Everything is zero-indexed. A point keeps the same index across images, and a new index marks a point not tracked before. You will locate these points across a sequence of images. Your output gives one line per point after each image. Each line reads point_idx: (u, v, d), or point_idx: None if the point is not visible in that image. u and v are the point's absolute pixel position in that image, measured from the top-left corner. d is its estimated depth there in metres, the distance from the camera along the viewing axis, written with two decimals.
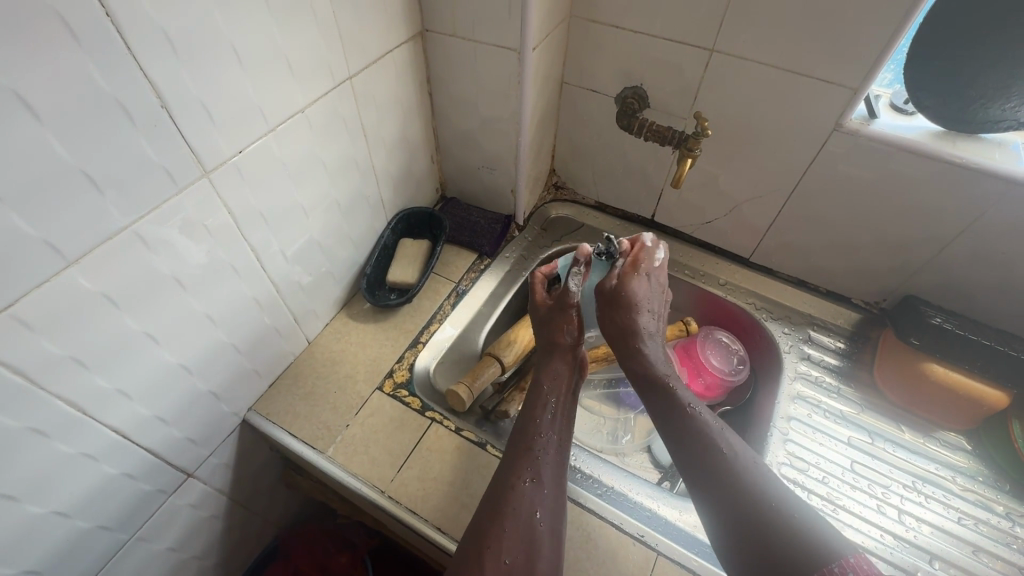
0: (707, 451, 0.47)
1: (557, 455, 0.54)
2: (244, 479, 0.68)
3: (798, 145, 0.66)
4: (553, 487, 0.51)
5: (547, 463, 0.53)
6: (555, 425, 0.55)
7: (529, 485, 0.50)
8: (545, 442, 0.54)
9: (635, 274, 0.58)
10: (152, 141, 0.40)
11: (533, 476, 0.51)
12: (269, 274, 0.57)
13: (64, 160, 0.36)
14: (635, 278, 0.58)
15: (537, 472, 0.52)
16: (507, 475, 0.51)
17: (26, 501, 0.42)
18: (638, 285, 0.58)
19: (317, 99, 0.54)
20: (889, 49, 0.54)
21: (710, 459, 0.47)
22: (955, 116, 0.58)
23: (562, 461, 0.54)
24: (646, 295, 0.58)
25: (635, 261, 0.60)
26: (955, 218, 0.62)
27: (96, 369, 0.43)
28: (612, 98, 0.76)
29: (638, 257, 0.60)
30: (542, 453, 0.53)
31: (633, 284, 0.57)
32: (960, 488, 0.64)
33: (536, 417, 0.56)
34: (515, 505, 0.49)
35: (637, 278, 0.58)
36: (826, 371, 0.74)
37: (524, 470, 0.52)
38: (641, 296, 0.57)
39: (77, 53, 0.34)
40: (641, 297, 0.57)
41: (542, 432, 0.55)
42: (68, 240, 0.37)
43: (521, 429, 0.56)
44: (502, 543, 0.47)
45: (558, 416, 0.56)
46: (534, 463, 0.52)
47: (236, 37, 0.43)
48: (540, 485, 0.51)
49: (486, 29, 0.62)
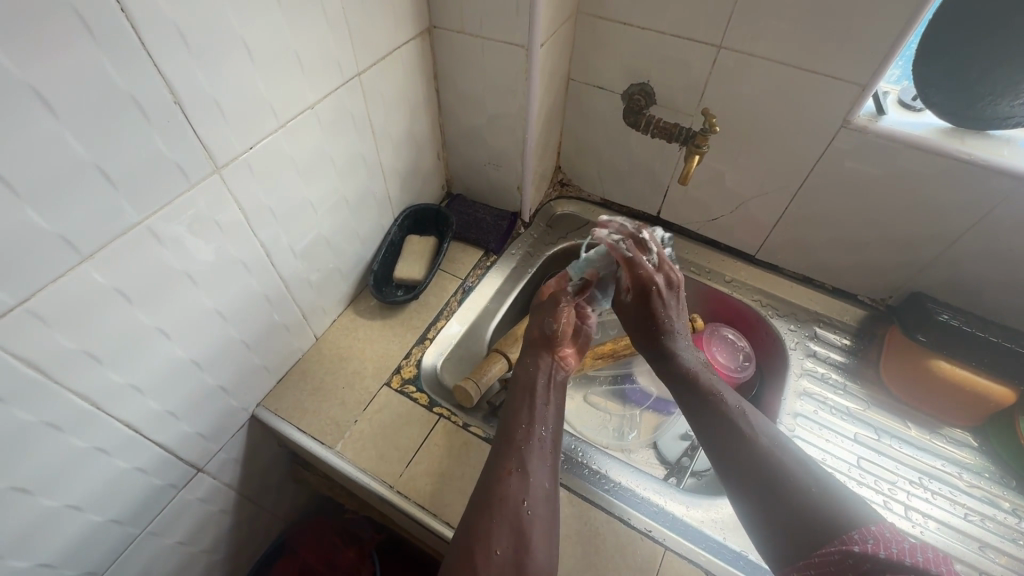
0: (730, 427, 0.51)
1: (543, 443, 0.54)
2: (253, 474, 0.68)
3: (807, 141, 0.66)
4: (539, 476, 0.51)
5: (533, 452, 0.53)
6: (544, 416, 0.56)
7: (513, 475, 0.50)
8: (529, 433, 0.54)
9: (648, 299, 0.59)
10: (165, 137, 0.40)
11: (517, 466, 0.51)
12: (278, 269, 0.57)
13: (79, 156, 0.36)
14: (651, 302, 0.59)
15: (522, 462, 0.52)
16: (494, 466, 0.51)
17: (41, 494, 0.43)
18: (656, 304, 0.59)
19: (326, 95, 0.54)
20: (897, 47, 0.54)
21: (731, 434, 0.51)
22: (962, 113, 0.58)
23: (549, 450, 0.54)
24: (665, 311, 0.59)
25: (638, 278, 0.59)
26: (963, 214, 0.62)
27: (109, 364, 0.43)
28: (619, 96, 0.76)
29: (639, 279, 0.59)
30: (524, 444, 0.53)
31: (649, 309, 0.60)
32: (967, 485, 0.64)
33: (521, 410, 0.56)
34: (501, 495, 0.49)
35: (651, 301, 0.59)
36: (832, 368, 0.75)
37: (510, 461, 0.52)
38: (664, 317, 0.59)
39: (93, 49, 0.34)
40: (663, 316, 0.59)
41: (525, 424, 0.55)
42: (83, 236, 0.38)
43: (506, 424, 0.55)
44: (492, 534, 0.46)
45: (546, 406, 0.57)
46: (516, 453, 0.52)
47: (248, 33, 0.43)
48: (525, 475, 0.50)
49: (494, 26, 0.63)
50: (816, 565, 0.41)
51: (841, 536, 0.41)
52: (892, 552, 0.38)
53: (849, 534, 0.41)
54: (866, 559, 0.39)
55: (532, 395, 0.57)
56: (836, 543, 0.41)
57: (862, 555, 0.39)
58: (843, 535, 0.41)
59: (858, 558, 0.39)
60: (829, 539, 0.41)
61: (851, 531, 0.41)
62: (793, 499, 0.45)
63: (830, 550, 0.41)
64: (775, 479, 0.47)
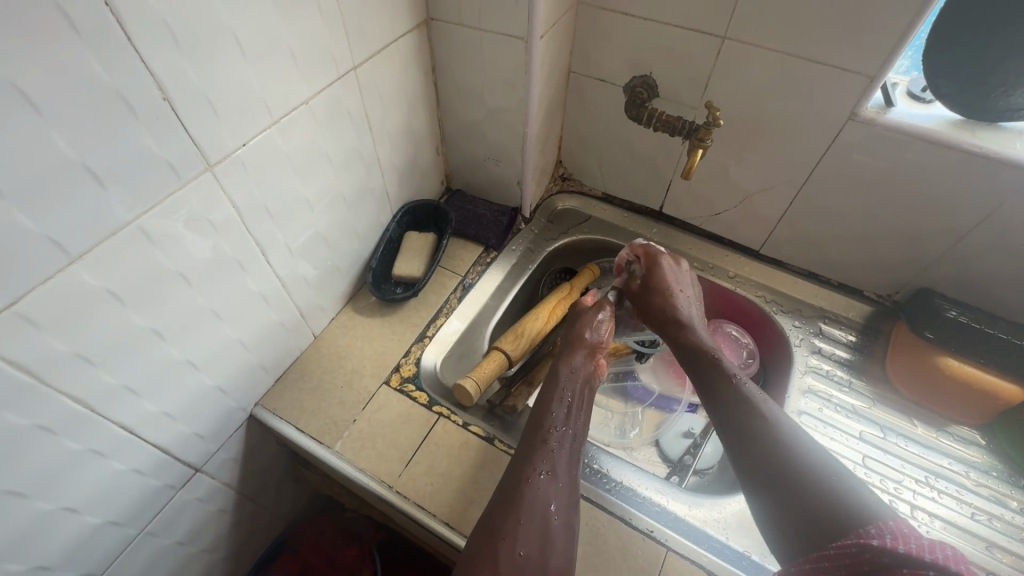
0: (742, 413, 0.51)
1: (572, 450, 0.53)
2: (253, 473, 0.68)
3: (813, 134, 0.64)
4: (566, 480, 0.51)
5: (562, 456, 0.52)
6: (573, 422, 0.55)
7: (542, 478, 0.50)
8: (559, 437, 0.53)
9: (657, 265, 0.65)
10: (155, 135, 0.39)
11: (547, 469, 0.50)
12: (274, 267, 0.57)
13: (64, 154, 0.35)
14: (659, 268, 0.65)
15: (552, 464, 0.51)
16: (521, 468, 0.50)
17: (36, 497, 0.42)
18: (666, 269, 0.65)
19: (320, 90, 0.53)
20: (908, 36, 0.52)
21: (743, 421, 0.50)
22: (972, 105, 0.57)
23: (576, 455, 0.53)
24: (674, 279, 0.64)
25: (649, 255, 0.67)
26: (973, 208, 0.60)
27: (102, 365, 0.43)
28: (621, 88, 0.74)
29: (652, 253, 0.67)
30: (555, 447, 0.52)
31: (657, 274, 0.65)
32: (973, 484, 0.63)
33: (554, 413, 0.55)
34: (531, 497, 0.48)
35: (660, 268, 0.65)
36: (837, 365, 0.73)
37: (537, 463, 0.51)
38: (671, 282, 0.64)
39: (78, 46, 0.33)
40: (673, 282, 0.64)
41: (557, 428, 0.54)
42: (72, 237, 0.37)
43: (535, 425, 0.54)
44: (517, 536, 0.46)
45: (577, 414, 0.56)
46: (546, 456, 0.51)
47: (239, 26, 0.42)
48: (553, 478, 0.50)
49: (492, 18, 0.61)
50: (831, 557, 0.39)
51: (859, 530, 0.39)
52: (911, 547, 0.35)
53: (866, 529, 0.39)
54: (882, 552, 0.36)
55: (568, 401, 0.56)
56: (853, 536, 0.39)
57: (879, 549, 0.37)
58: (859, 529, 0.39)
59: (876, 553, 0.37)
60: (846, 533, 0.39)
61: (868, 526, 0.39)
62: (804, 493, 0.43)
63: (848, 543, 0.39)
64: (788, 468, 0.46)
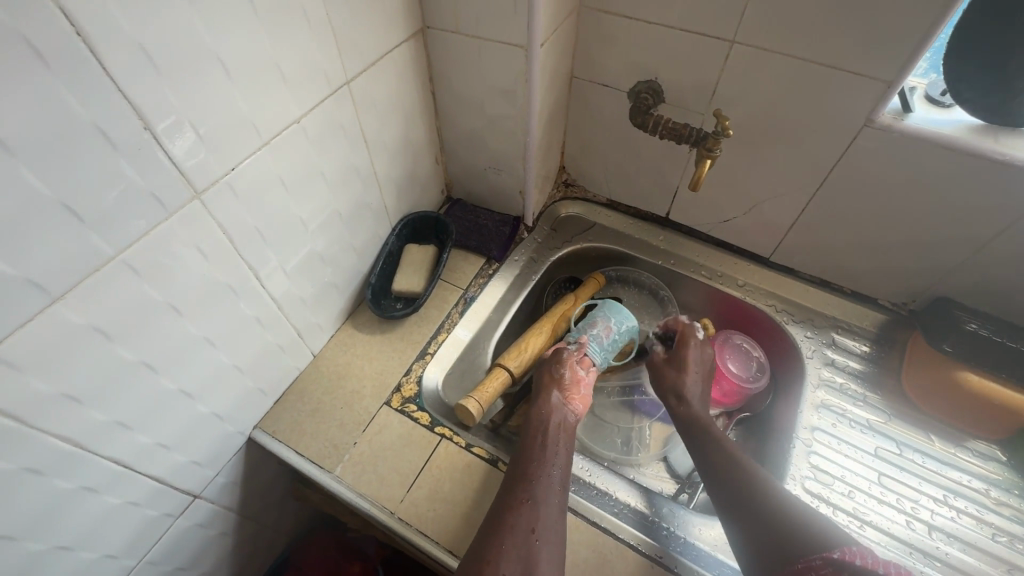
0: (715, 458, 0.57)
1: (556, 481, 0.53)
2: (252, 494, 0.67)
3: (827, 140, 0.62)
4: (551, 508, 0.50)
5: (544, 484, 0.52)
6: (555, 455, 0.55)
7: (526, 503, 0.49)
8: (541, 467, 0.53)
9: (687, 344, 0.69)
10: (135, 165, 0.38)
11: (530, 495, 0.50)
12: (269, 291, 0.55)
13: (39, 193, 0.33)
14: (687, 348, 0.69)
15: (535, 492, 0.51)
16: (505, 496, 0.51)
17: (27, 538, 0.41)
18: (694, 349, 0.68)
19: (312, 107, 0.51)
20: (928, 40, 0.50)
21: (718, 465, 0.56)
22: (996, 110, 0.54)
23: (560, 487, 0.53)
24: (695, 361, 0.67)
25: (688, 328, 0.70)
26: (995, 218, 0.58)
27: (90, 403, 0.41)
28: (625, 93, 0.71)
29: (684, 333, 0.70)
30: (537, 475, 0.52)
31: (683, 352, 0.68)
32: (994, 503, 0.61)
33: (535, 444, 0.56)
34: (513, 521, 0.48)
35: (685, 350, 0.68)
36: (850, 377, 0.71)
37: (521, 491, 0.51)
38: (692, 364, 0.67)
39: (48, 79, 0.31)
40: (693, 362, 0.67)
41: (540, 459, 0.54)
42: (53, 277, 0.35)
43: (519, 458, 0.55)
44: (500, 556, 0.45)
45: (558, 446, 0.56)
46: (529, 483, 0.51)
47: (222, 48, 0.40)
48: (537, 504, 0.50)
49: (491, 26, 0.59)
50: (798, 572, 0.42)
51: (824, 550, 0.42)
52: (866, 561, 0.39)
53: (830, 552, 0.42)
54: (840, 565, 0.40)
55: (544, 433, 0.57)
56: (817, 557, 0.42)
57: (838, 561, 0.40)
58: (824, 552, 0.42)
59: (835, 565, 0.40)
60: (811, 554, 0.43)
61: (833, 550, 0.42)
62: (769, 520, 0.48)
63: (812, 559, 0.42)
64: (755, 502, 0.50)
